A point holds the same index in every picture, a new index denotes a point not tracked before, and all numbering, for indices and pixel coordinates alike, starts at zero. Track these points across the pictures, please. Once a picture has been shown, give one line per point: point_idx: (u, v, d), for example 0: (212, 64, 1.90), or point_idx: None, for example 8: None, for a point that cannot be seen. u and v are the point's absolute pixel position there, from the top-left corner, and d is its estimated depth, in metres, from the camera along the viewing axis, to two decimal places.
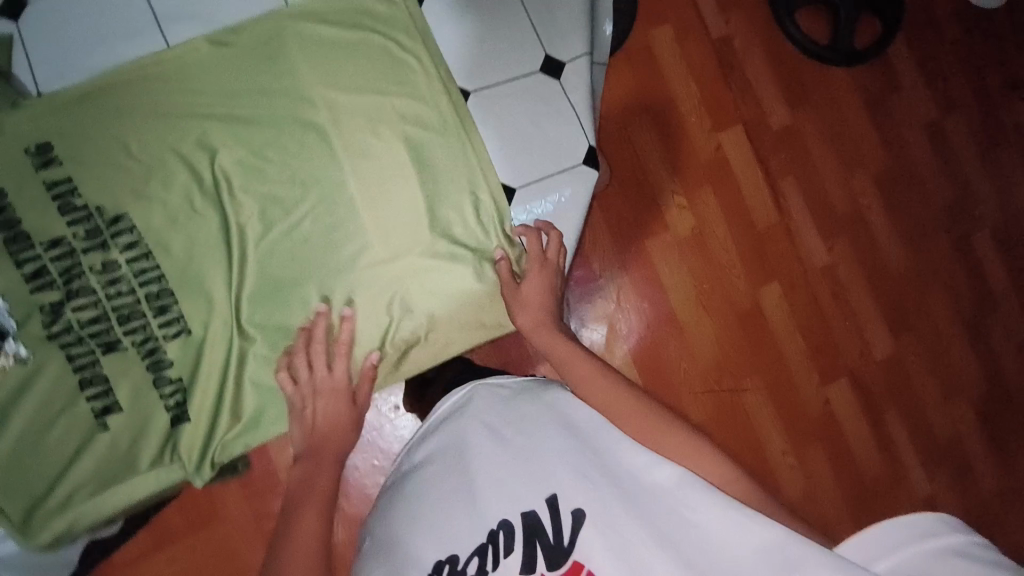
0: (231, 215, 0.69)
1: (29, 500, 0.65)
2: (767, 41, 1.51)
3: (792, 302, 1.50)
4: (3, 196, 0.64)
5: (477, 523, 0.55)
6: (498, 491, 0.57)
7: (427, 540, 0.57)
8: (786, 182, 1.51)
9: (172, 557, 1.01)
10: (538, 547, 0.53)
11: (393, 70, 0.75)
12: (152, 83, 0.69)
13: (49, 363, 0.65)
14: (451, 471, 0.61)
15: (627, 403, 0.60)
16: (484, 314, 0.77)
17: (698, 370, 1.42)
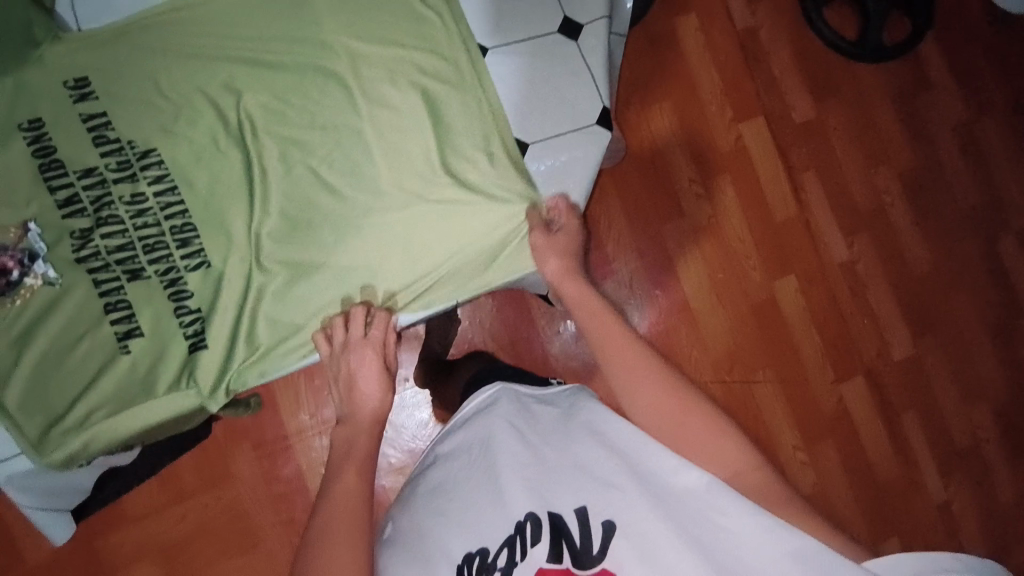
0: (254, 155, 0.72)
1: (48, 416, 0.67)
2: (793, 32, 1.49)
3: (808, 297, 1.48)
4: (42, 126, 0.68)
5: (505, 517, 0.59)
6: (526, 489, 0.60)
7: (455, 532, 0.59)
8: (806, 175, 1.49)
9: (184, 514, 1.10)
10: (564, 547, 0.56)
11: (413, 24, 0.77)
12: (186, 28, 0.72)
13: (77, 286, 0.68)
14: (478, 466, 0.64)
15: (655, 388, 0.61)
16: (491, 264, 0.77)
17: (709, 360, 1.42)
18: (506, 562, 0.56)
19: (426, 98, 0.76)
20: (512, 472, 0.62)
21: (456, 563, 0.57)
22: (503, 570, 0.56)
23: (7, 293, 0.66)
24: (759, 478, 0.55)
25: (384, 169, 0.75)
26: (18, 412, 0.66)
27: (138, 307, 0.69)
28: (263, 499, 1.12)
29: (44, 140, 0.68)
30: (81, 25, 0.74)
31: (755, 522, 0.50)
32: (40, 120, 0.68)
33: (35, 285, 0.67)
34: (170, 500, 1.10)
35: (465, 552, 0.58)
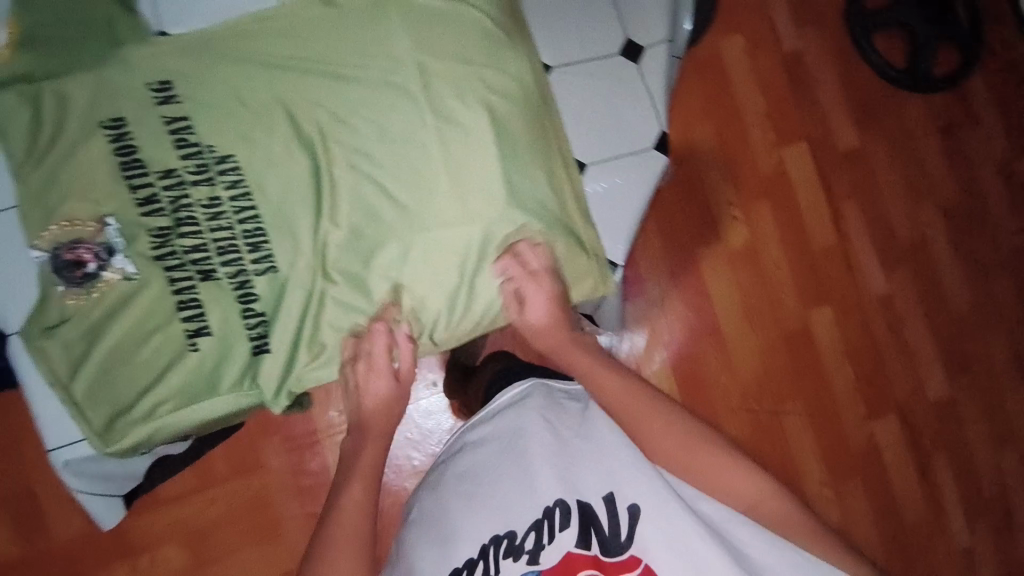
0: (324, 164, 0.75)
1: (115, 406, 0.70)
2: (841, 60, 1.48)
3: (842, 327, 1.46)
4: (123, 125, 0.71)
5: (536, 504, 0.67)
6: (561, 480, 0.68)
7: (487, 515, 0.68)
8: (847, 204, 1.48)
9: (213, 498, 1.12)
10: (592, 534, 0.65)
11: (483, 42, 0.78)
12: (264, 36, 0.75)
13: (152, 283, 0.70)
14: (507, 454, 0.72)
15: (669, 432, 0.65)
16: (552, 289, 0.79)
17: (737, 387, 1.40)
18: (534, 544, 0.65)
19: (493, 116, 0.77)
20: (550, 467, 0.69)
21: (482, 544, 0.66)
22: (530, 551, 0.64)
23: (84, 284, 0.69)
24: (778, 509, 0.60)
25: (446, 184, 0.76)
26: (86, 402, 0.69)
27: (208, 305, 0.72)
28: (290, 491, 1.14)
29: (125, 139, 0.71)
30: (162, 27, 0.74)
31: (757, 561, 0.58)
32: (122, 119, 0.71)
33: (113, 279, 0.69)
34: (201, 483, 1.12)
35: (494, 534, 0.66)
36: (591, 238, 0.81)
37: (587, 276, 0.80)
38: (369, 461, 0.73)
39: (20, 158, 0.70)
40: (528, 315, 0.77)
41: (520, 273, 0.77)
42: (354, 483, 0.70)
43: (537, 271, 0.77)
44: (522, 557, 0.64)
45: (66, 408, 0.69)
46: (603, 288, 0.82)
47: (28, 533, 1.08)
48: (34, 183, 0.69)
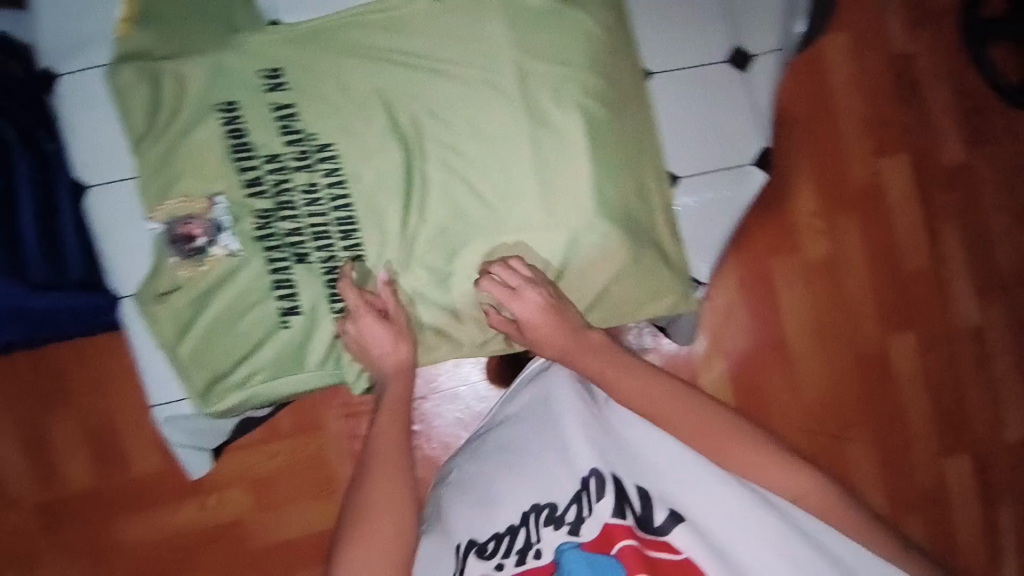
0: (416, 158, 0.76)
1: (213, 372, 0.76)
2: (956, 69, 1.36)
3: (924, 357, 1.37)
4: (236, 108, 0.74)
5: (571, 477, 0.72)
6: (591, 452, 0.73)
7: (524, 480, 0.74)
8: (945, 224, 1.37)
9: (274, 452, 1.14)
10: (627, 510, 0.66)
11: (585, 42, 0.76)
12: (370, 29, 0.76)
13: (253, 260, 0.75)
14: (542, 429, 0.79)
15: (713, 429, 0.69)
16: (632, 302, 0.79)
17: (800, 407, 1.33)
18: (575, 517, 0.68)
19: (588, 120, 0.75)
20: (581, 441, 0.75)
21: (523, 513, 0.71)
22: (571, 523, 0.67)
23: (193, 257, 0.74)
24: (797, 483, 0.65)
25: (534, 187, 0.76)
26: (189, 365, 0.76)
27: (300, 287, 0.76)
28: (346, 452, 1.16)
29: (237, 122, 0.74)
30: (278, 14, 0.75)
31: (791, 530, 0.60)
32: (235, 104, 0.74)
33: (219, 255, 0.74)
34: (265, 437, 1.15)
35: (533, 504, 0.71)
36: (677, 254, 0.79)
37: (667, 292, 0.79)
38: (396, 394, 0.76)
39: (141, 133, 0.73)
40: (530, 333, 0.75)
41: (502, 295, 0.74)
42: (382, 420, 0.76)
43: (516, 288, 0.73)
44: (562, 528, 0.67)
45: (172, 367, 0.77)
46: (683, 305, 0.80)
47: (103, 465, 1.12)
48: (154, 158, 0.73)
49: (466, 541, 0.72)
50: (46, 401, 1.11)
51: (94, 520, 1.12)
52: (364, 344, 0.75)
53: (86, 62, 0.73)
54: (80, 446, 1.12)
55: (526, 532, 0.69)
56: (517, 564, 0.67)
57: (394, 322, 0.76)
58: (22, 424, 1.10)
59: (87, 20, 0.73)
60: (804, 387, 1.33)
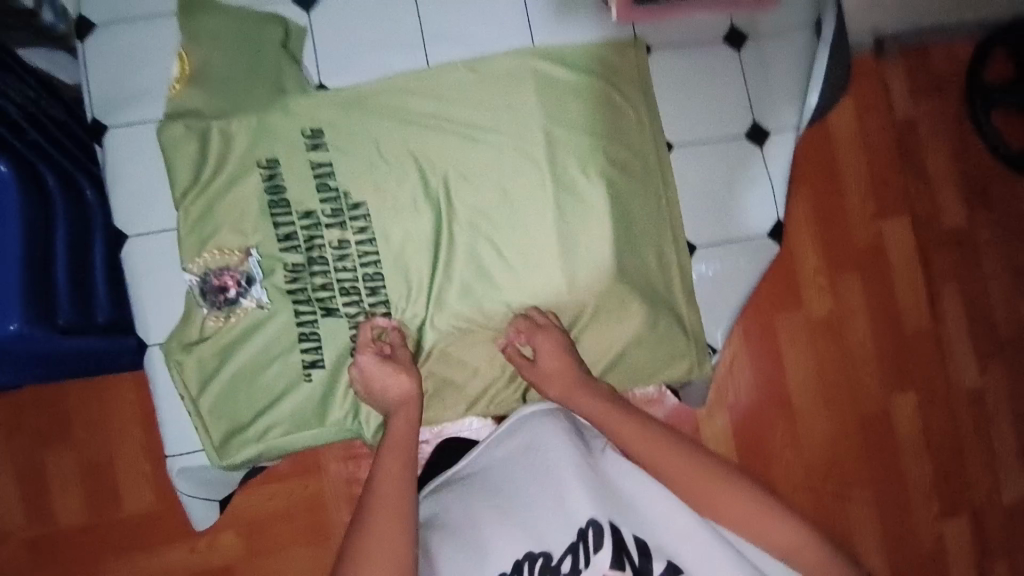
0: (444, 217, 0.79)
1: (232, 423, 0.77)
2: (956, 138, 1.41)
3: (926, 417, 1.38)
4: (276, 165, 0.78)
5: (567, 528, 0.62)
6: (599, 505, 0.63)
7: (510, 538, 0.61)
8: (946, 285, 1.40)
9: (269, 493, 1.07)
10: (627, 561, 0.60)
11: (611, 118, 0.80)
12: (408, 96, 0.80)
13: (281, 312, 0.78)
14: (533, 477, 0.66)
15: (727, 490, 0.61)
16: (652, 365, 0.80)
17: (802, 463, 1.33)
18: (570, 567, 0.60)
19: (612, 190, 0.79)
20: (584, 494, 0.64)
21: (516, 559, 0.61)
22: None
23: (223, 308, 0.77)
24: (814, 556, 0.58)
25: (557, 250, 0.78)
26: (207, 416, 0.77)
27: (325, 341, 0.78)
28: (344, 497, 1.08)
29: (277, 179, 0.78)
30: (323, 80, 0.81)
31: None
32: (277, 162, 0.78)
33: (248, 307, 0.77)
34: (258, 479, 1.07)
35: (525, 550, 0.61)
36: (693, 321, 0.81)
37: (684, 356, 0.80)
38: (400, 427, 0.68)
39: (185, 186, 0.77)
40: (540, 364, 0.74)
41: (526, 326, 0.76)
42: (383, 460, 0.63)
43: (543, 323, 0.76)
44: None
45: (189, 417, 0.77)
46: (698, 370, 0.81)
47: (94, 502, 1.06)
48: (194, 211, 0.77)
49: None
50: (42, 433, 1.07)
51: (80, 560, 1.06)
52: (369, 377, 0.73)
53: (136, 118, 0.77)
54: (64, 484, 1.06)
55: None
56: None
57: (399, 362, 0.73)
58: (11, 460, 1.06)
59: (141, 79, 0.78)
60: (806, 443, 1.33)
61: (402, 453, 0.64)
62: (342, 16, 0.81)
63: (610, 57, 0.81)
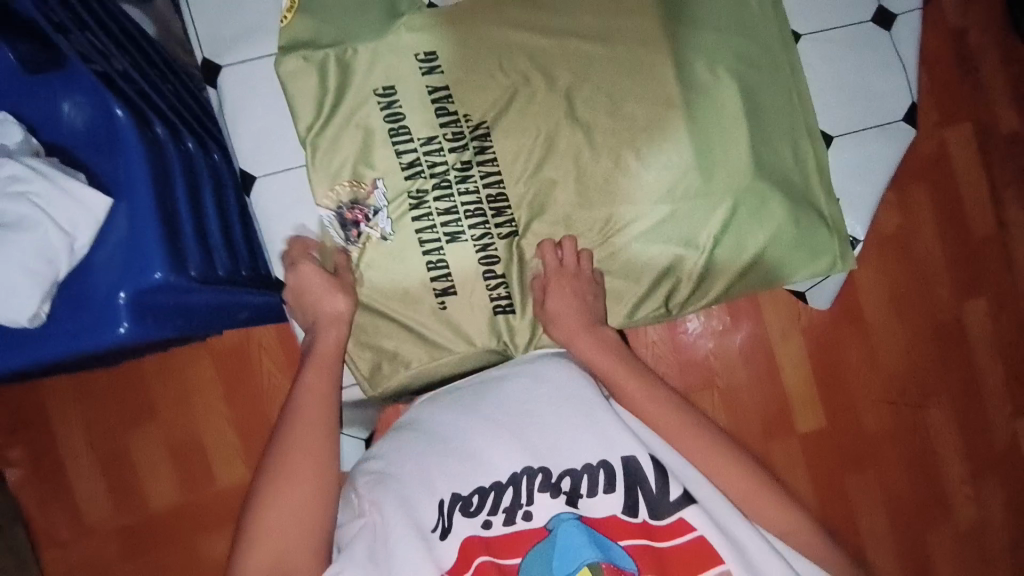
0: (572, 130, 0.77)
1: (377, 354, 0.79)
2: (1003, 40, 1.31)
3: (996, 323, 1.32)
4: (394, 91, 0.76)
5: (578, 453, 0.63)
6: (613, 439, 0.64)
7: (518, 453, 0.64)
8: (1006, 190, 1.31)
9: None
10: (639, 493, 0.61)
11: (733, 8, 0.78)
12: (518, 11, 0.78)
13: (407, 240, 0.77)
14: (541, 404, 0.67)
15: (706, 448, 0.66)
16: (796, 263, 0.79)
17: (880, 378, 1.30)
18: (572, 488, 0.61)
19: (741, 83, 0.77)
20: (592, 424, 0.65)
21: (513, 473, 0.63)
22: (567, 494, 0.61)
23: (355, 241, 0.77)
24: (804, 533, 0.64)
25: (690, 155, 0.77)
26: (358, 349, 0.79)
27: (454, 267, 0.77)
28: None
29: (394, 107, 0.76)
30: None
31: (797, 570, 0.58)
32: (393, 88, 0.76)
33: (372, 235, 0.76)
34: None
35: (525, 466, 0.63)
36: (835, 212, 0.80)
37: (827, 250, 0.79)
38: (330, 342, 0.72)
39: (311, 121, 0.75)
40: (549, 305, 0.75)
41: (552, 265, 0.76)
42: (309, 374, 0.70)
43: (569, 266, 0.76)
44: (559, 497, 0.60)
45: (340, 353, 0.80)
46: (841, 264, 0.80)
47: (185, 479, 1.13)
48: (319, 146, 0.76)
49: (448, 497, 0.62)
50: (124, 419, 1.13)
51: (177, 535, 1.13)
52: (303, 287, 0.74)
53: (251, 54, 0.76)
54: (162, 464, 1.13)
55: (514, 492, 0.62)
56: (506, 525, 0.60)
57: (342, 283, 0.75)
58: (107, 444, 1.12)
59: (255, 12, 0.76)
60: (885, 360, 1.29)
61: (330, 368, 0.71)
62: None
63: None
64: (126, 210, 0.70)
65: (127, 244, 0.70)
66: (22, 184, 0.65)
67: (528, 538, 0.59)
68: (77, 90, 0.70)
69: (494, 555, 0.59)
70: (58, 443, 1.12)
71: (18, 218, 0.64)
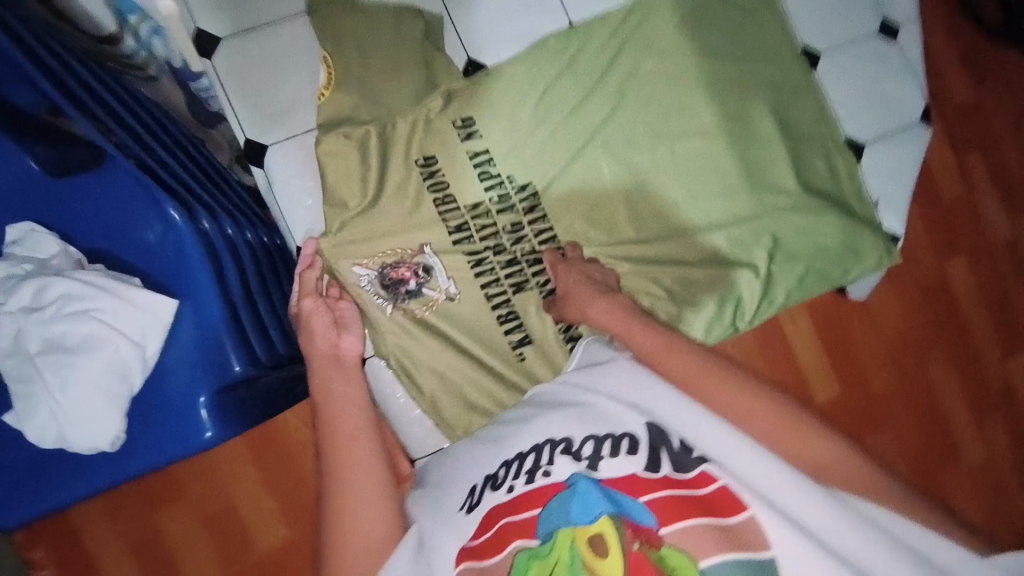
0: (620, 166, 0.79)
1: (466, 417, 0.76)
2: None
3: (979, 276, 1.13)
4: (435, 161, 0.75)
5: (602, 416, 0.51)
6: (629, 405, 0.51)
7: (536, 426, 0.53)
8: None
9: None
10: (662, 453, 0.48)
11: (751, 34, 0.81)
12: (551, 59, 0.78)
13: (473, 301, 0.76)
14: (572, 382, 0.56)
15: (755, 404, 0.50)
16: (850, 265, 0.81)
17: (880, 343, 1.09)
18: (593, 453, 0.49)
19: (770, 106, 0.80)
20: (611, 395, 0.53)
21: (537, 441, 0.51)
22: (589, 460, 0.49)
23: (408, 303, 0.75)
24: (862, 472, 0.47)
25: (737, 177, 0.79)
26: (444, 416, 0.76)
27: (526, 321, 0.77)
28: None
29: (436, 176, 0.76)
30: (471, 53, 0.80)
31: (877, 542, 0.42)
32: (433, 157, 0.75)
33: (438, 297, 0.75)
34: None
35: (547, 436, 0.51)
36: (870, 212, 0.83)
37: (872, 252, 0.81)
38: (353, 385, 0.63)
39: (356, 199, 0.74)
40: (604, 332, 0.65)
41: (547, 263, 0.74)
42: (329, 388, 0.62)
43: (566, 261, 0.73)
44: (580, 461, 0.49)
45: (428, 423, 0.78)
46: (890, 260, 0.82)
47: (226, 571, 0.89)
48: (362, 223, 0.74)
49: (481, 481, 0.52)
50: (148, 496, 0.87)
51: None
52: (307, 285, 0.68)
53: (298, 128, 0.75)
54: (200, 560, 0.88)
55: (536, 455, 0.51)
56: (527, 484, 0.49)
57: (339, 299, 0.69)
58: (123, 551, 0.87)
59: (291, 86, 0.75)
60: (882, 324, 1.08)
61: (357, 424, 0.59)
62: (479, 3, 0.80)
63: None
64: (190, 308, 0.67)
65: (195, 344, 0.66)
66: (81, 302, 0.60)
67: (543, 492, 0.47)
68: (108, 186, 0.67)
69: (513, 512, 0.47)
70: (74, 548, 0.86)
71: (82, 338, 0.60)
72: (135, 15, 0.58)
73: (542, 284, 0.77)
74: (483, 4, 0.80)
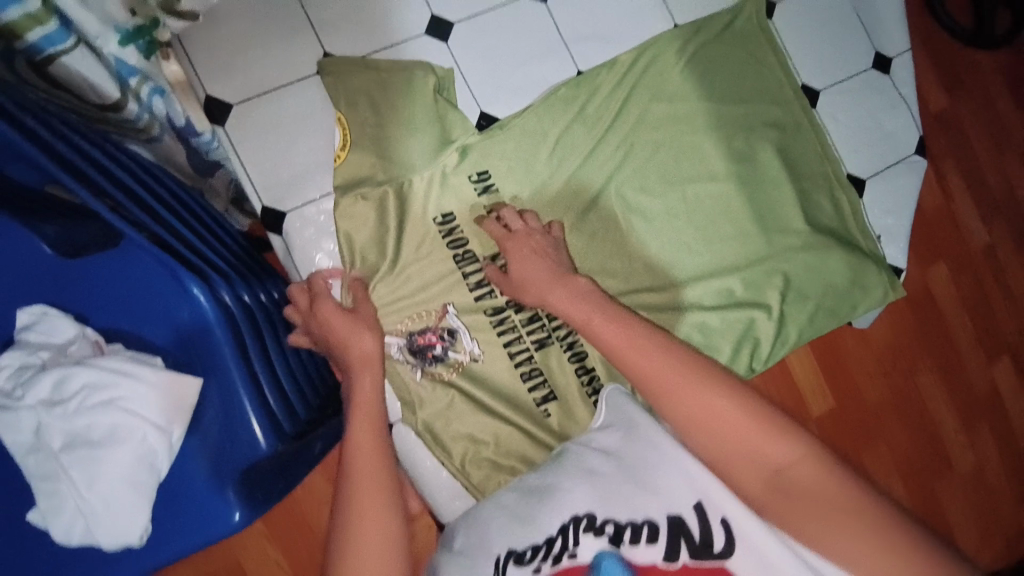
0: (635, 213, 0.80)
1: (494, 473, 0.76)
2: None
3: (960, 288, 1.15)
4: (453, 218, 0.76)
5: (626, 497, 0.51)
6: (653, 487, 0.51)
7: (563, 505, 0.53)
8: None
9: None
10: (683, 543, 0.47)
11: (755, 76, 0.83)
12: (563, 107, 0.79)
13: (496, 357, 0.76)
14: (602, 455, 0.56)
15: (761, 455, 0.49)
16: (857, 299, 0.84)
17: (869, 356, 1.11)
18: (615, 533, 0.48)
19: (775, 147, 0.82)
20: (635, 472, 0.53)
21: (562, 521, 0.52)
22: (611, 537, 0.48)
23: (432, 363, 0.75)
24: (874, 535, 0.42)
25: (748, 220, 0.81)
26: (472, 473, 0.75)
27: (549, 373, 0.77)
28: None
29: (455, 232, 0.76)
30: (483, 106, 0.80)
31: None
32: (451, 215, 0.76)
33: (461, 357, 0.75)
34: None
35: (572, 513, 0.52)
36: (873, 247, 0.86)
37: (877, 284, 0.84)
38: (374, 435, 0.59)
39: (375, 261, 0.74)
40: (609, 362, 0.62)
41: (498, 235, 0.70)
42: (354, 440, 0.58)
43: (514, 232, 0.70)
44: (602, 535, 0.48)
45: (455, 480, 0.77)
46: (894, 292, 0.85)
47: None
48: (382, 284, 0.73)
49: (504, 552, 0.53)
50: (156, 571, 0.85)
51: None
52: (330, 338, 0.65)
53: (313, 193, 0.76)
54: None
55: (564, 537, 0.50)
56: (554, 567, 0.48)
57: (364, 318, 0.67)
58: None
59: (304, 151, 0.75)
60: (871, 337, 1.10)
61: (380, 485, 0.55)
62: (489, 55, 0.80)
63: (735, 18, 0.83)
64: (216, 385, 0.65)
65: (220, 421, 0.65)
66: (106, 390, 0.59)
67: None
68: (122, 262, 0.64)
69: None
70: None
71: (108, 429, 0.58)
72: (134, 77, 0.59)
73: (562, 336, 0.77)
74: (493, 56, 0.80)
